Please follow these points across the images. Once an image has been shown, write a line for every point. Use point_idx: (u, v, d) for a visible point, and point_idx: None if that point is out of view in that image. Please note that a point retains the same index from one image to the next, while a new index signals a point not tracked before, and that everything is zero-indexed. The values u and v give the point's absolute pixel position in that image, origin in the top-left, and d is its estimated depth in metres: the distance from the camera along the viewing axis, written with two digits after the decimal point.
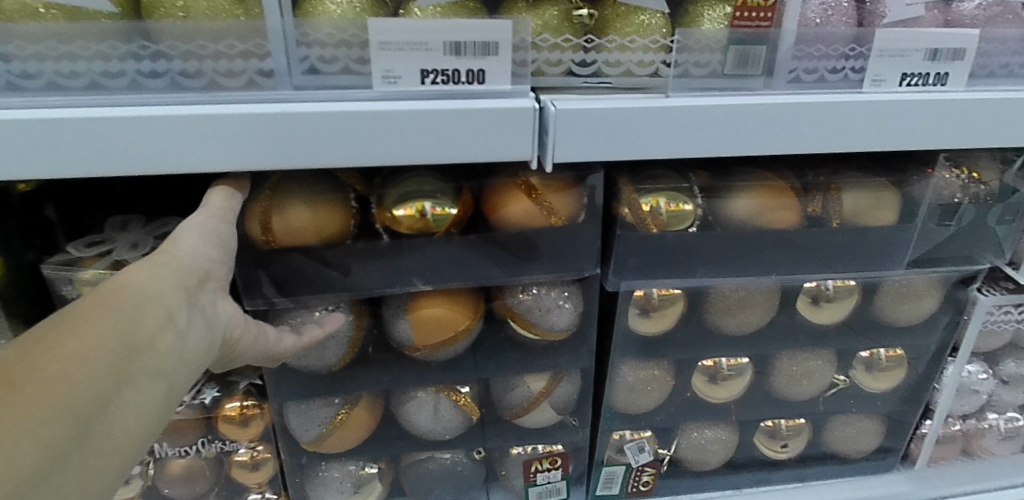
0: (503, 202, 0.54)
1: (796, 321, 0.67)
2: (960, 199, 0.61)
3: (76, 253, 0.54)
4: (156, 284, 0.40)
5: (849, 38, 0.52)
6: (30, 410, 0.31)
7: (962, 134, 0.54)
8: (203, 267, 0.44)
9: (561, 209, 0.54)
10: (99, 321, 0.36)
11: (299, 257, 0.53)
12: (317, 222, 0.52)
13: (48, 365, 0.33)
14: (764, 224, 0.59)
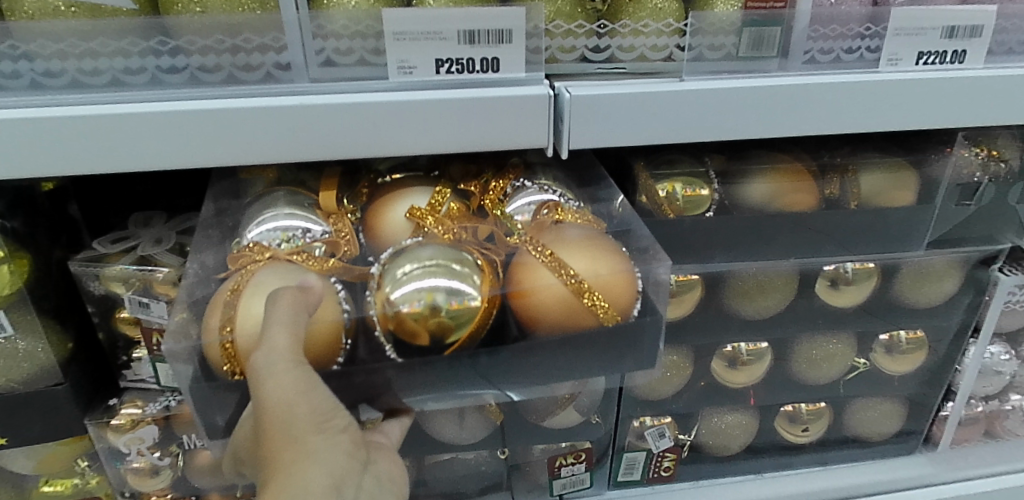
0: (540, 298, 0.46)
1: (815, 304, 0.66)
2: (981, 178, 0.61)
3: (102, 249, 0.55)
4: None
5: (864, 17, 0.51)
6: None
7: (981, 111, 0.53)
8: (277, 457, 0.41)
9: (612, 303, 0.47)
10: None
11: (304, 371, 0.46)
12: (315, 332, 0.45)
13: None
14: (780, 208, 0.59)
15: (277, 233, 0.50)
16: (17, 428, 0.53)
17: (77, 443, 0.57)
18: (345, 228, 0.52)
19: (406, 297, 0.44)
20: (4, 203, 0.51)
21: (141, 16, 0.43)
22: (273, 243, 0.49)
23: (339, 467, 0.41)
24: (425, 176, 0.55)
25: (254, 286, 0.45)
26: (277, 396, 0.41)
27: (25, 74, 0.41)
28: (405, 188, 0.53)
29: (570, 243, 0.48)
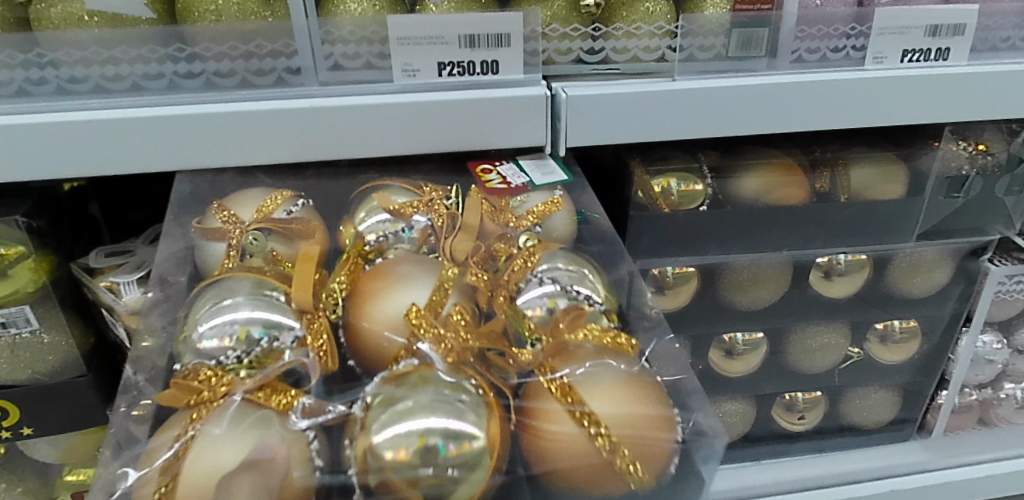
0: (557, 443, 0.40)
1: (808, 295, 0.68)
2: (967, 171, 0.63)
3: (95, 261, 0.57)
4: None
5: (849, 18, 0.53)
6: None
7: (964, 106, 0.55)
8: None
9: (641, 460, 0.40)
10: None
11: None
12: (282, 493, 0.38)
13: None
14: (774, 202, 0.61)
15: (236, 334, 0.43)
16: (43, 417, 0.56)
17: (100, 432, 0.58)
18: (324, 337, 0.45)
19: (390, 441, 0.37)
20: (29, 205, 0.52)
21: (159, 24, 0.45)
22: (229, 343, 0.42)
23: None
24: (425, 268, 0.48)
25: (200, 451, 0.38)
26: None
27: (52, 81, 0.44)
28: (401, 288, 0.46)
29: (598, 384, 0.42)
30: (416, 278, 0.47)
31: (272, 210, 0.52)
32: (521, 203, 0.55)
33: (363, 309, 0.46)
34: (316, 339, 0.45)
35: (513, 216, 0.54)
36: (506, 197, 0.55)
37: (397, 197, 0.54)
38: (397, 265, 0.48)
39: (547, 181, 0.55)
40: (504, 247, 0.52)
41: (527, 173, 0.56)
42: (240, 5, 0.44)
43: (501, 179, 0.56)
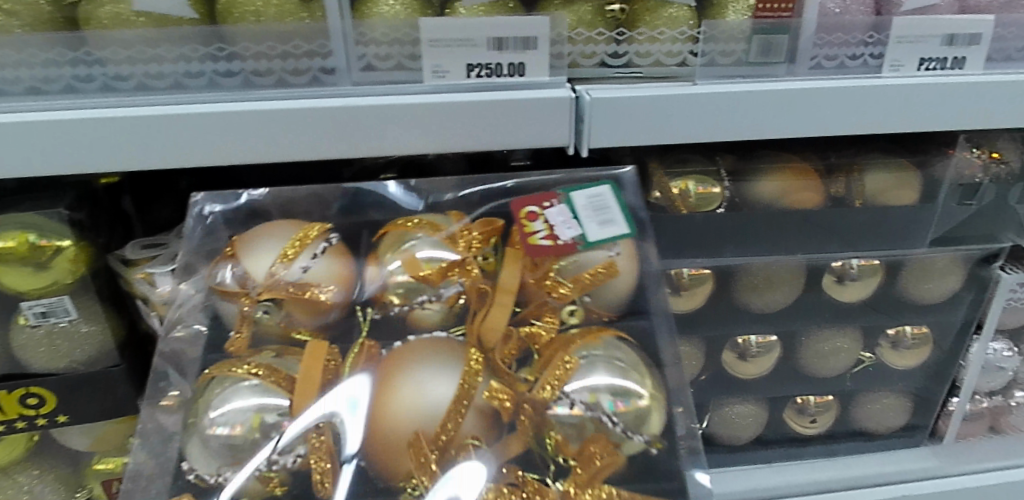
0: None
1: (822, 299, 0.69)
2: (981, 179, 0.64)
3: (132, 253, 0.59)
4: None
5: (867, 26, 0.55)
6: None
7: (978, 114, 0.57)
8: None
9: None
10: None
11: None
12: None
13: None
14: (789, 205, 0.62)
15: (246, 427, 0.44)
16: (77, 406, 0.57)
17: (130, 422, 0.61)
18: (328, 458, 0.45)
19: None
20: (72, 198, 0.53)
21: (201, 24, 0.47)
22: (242, 430, 0.44)
23: None
24: (446, 373, 0.46)
25: None
26: None
27: (98, 78, 0.45)
28: (410, 398, 0.45)
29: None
30: (428, 383, 0.46)
31: (286, 268, 0.50)
32: (574, 262, 0.52)
33: (374, 424, 0.45)
34: (319, 463, 0.44)
35: (557, 282, 0.52)
36: (554, 257, 0.52)
37: (431, 255, 0.51)
38: (415, 371, 0.46)
39: (601, 238, 0.53)
40: (546, 330, 0.51)
41: (581, 223, 0.53)
42: (279, 6, 0.46)
43: (549, 231, 0.53)
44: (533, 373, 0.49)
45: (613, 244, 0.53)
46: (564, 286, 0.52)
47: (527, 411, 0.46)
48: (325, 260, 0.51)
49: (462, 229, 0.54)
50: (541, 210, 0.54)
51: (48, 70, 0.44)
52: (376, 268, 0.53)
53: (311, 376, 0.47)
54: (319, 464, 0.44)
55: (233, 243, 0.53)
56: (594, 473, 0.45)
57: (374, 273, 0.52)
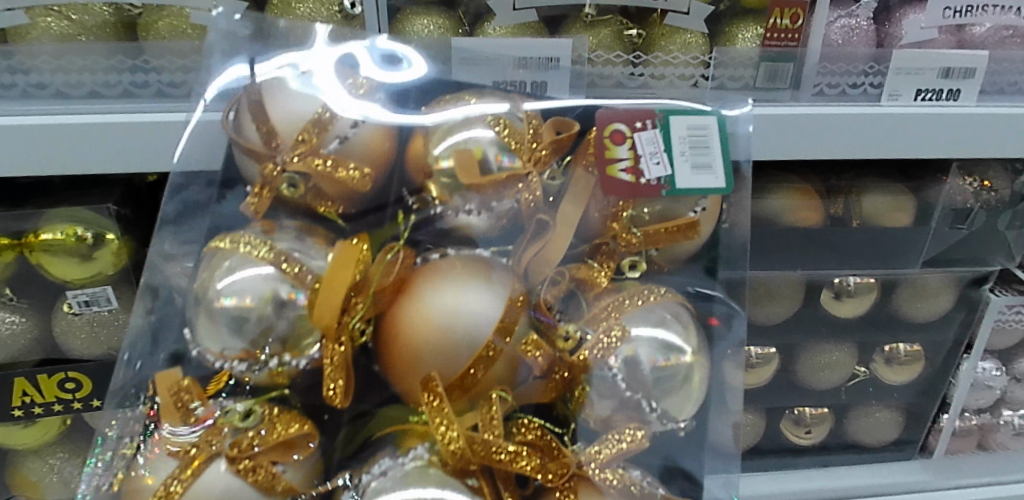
0: None
1: (818, 312, 0.71)
2: (972, 204, 0.67)
3: None
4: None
5: (868, 58, 0.58)
6: None
7: (968, 142, 0.60)
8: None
9: None
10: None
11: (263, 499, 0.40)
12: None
13: None
14: (791, 221, 0.65)
15: (258, 301, 0.39)
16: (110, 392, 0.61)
17: None
18: (343, 372, 0.41)
19: None
20: (119, 194, 0.57)
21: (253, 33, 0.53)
22: (251, 303, 0.39)
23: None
24: (489, 312, 0.41)
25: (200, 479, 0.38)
26: None
27: (154, 85, 0.51)
28: (442, 333, 0.40)
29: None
30: (466, 316, 0.40)
31: (319, 137, 0.43)
32: (648, 204, 0.47)
33: (397, 346, 0.41)
34: (331, 379, 0.41)
35: (626, 227, 0.47)
36: (631, 195, 0.47)
37: (493, 158, 0.44)
38: (455, 295, 0.41)
39: (690, 186, 0.48)
40: (601, 277, 0.47)
41: (671, 162, 0.48)
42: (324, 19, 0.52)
43: (633, 162, 0.47)
44: (576, 327, 0.44)
45: (698, 195, 0.48)
46: (632, 231, 0.47)
47: (559, 371, 0.44)
48: (368, 128, 0.44)
49: (533, 132, 0.46)
50: (630, 134, 0.48)
51: (110, 76, 0.49)
52: (419, 139, 0.46)
53: (336, 281, 0.41)
54: (331, 379, 0.41)
55: (258, 83, 0.45)
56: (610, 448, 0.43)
57: (417, 146, 0.45)
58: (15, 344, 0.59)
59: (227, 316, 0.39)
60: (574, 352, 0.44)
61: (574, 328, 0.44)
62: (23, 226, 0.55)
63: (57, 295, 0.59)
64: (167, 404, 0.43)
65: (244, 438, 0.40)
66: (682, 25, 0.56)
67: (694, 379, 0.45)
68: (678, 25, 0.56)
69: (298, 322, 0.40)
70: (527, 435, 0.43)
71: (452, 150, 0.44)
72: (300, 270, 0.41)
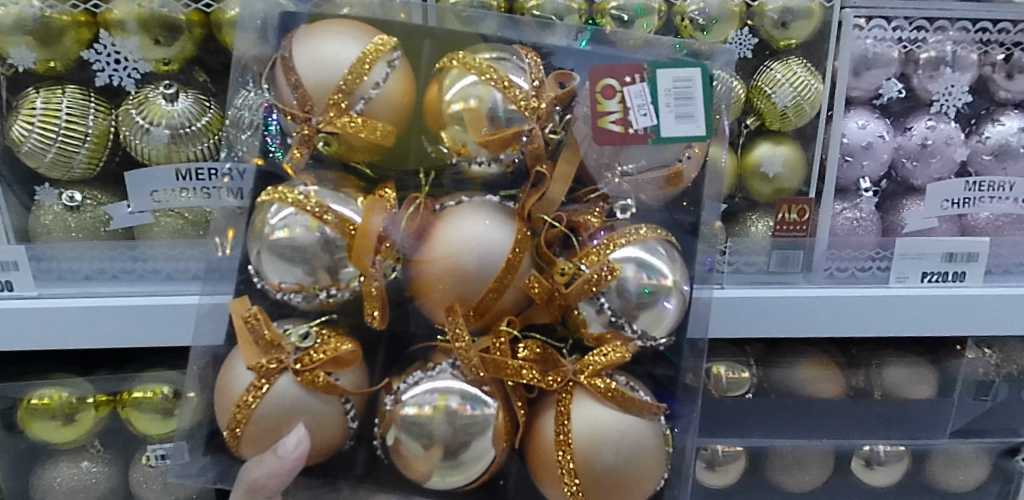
0: (538, 447, 0.45)
1: (852, 481, 0.73)
2: (995, 377, 0.70)
3: None
4: (280, 420, 0.44)
5: (874, 245, 0.64)
6: (263, 443, 0.44)
7: (979, 321, 0.64)
8: (270, 424, 0.44)
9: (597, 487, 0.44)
10: (263, 414, 0.44)
11: (326, 410, 0.45)
12: (326, 428, 0.45)
13: (264, 438, 0.44)
14: (814, 393, 0.69)
15: (308, 236, 0.43)
16: None
17: None
18: (380, 301, 0.46)
19: (413, 398, 0.44)
20: None
21: None
22: (298, 234, 0.43)
23: (320, 420, 0.45)
24: (494, 245, 0.43)
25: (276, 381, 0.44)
26: (261, 417, 0.44)
27: None
28: (461, 255, 0.43)
29: (591, 421, 0.44)
30: (479, 242, 0.43)
31: (347, 98, 0.44)
32: (637, 153, 0.48)
33: (424, 282, 0.44)
34: (370, 309, 0.46)
35: (613, 176, 0.50)
36: (620, 148, 0.48)
37: (500, 111, 0.44)
38: (467, 236, 0.43)
39: (673, 136, 0.47)
40: (594, 218, 0.49)
41: (658, 113, 0.47)
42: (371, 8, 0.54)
43: (623, 115, 0.47)
44: (571, 265, 0.45)
45: (684, 144, 0.48)
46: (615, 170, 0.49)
47: (562, 299, 0.45)
48: (389, 88, 0.46)
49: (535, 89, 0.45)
50: (621, 87, 0.47)
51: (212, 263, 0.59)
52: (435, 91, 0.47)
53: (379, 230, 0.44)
54: (370, 308, 0.46)
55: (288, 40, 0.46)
56: (594, 361, 0.45)
57: (432, 104, 0.46)
58: (98, 491, 0.66)
59: (278, 242, 0.43)
60: (571, 285, 0.44)
61: (568, 263, 0.45)
62: (121, 386, 0.64)
63: (140, 448, 0.66)
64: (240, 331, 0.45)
65: (307, 357, 0.44)
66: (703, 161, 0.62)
67: (676, 309, 0.46)
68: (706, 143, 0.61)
69: (337, 266, 0.44)
70: (534, 349, 0.46)
71: (462, 94, 0.44)
72: (340, 219, 0.43)
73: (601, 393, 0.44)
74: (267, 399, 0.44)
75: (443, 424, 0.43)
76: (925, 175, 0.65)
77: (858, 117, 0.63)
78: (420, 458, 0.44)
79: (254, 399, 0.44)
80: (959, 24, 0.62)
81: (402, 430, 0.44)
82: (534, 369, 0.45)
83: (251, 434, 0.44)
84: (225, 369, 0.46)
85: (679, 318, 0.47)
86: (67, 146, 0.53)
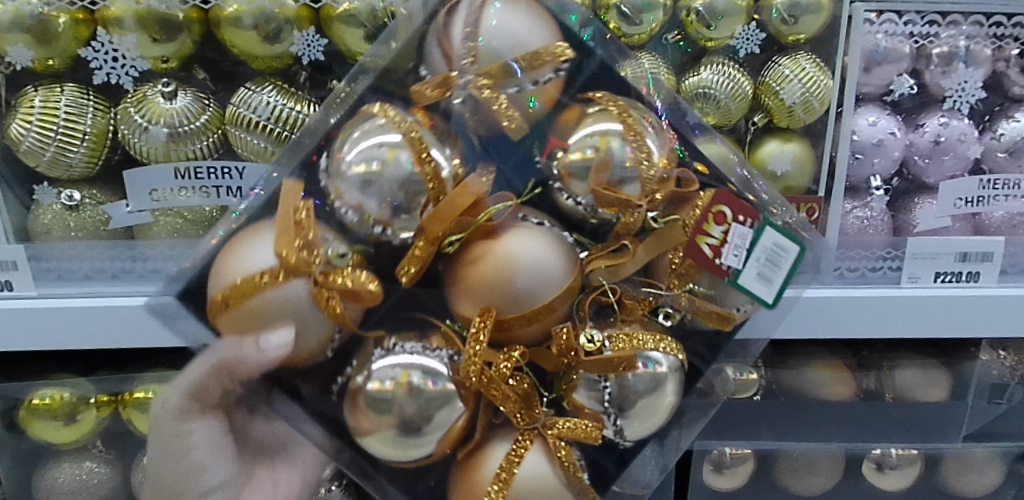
0: (476, 472, 0.44)
1: (862, 485, 0.72)
2: (1010, 380, 0.68)
3: None
4: (268, 311, 0.41)
5: (885, 244, 0.63)
6: (244, 324, 0.42)
7: (993, 322, 0.62)
8: (258, 310, 0.41)
9: None
10: (260, 299, 0.41)
11: (315, 327, 0.42)
12: (303, 344, 0.43)
13: (246, 319, 0.42)
14: (823, 395, 0.68)
15: (388, 169, 0.40)
16: None
17: None
18: (418, 268, 0.43)
19: (382, 368, 0.43)
20: None
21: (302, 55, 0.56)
22: (378, 165, 0.40)
23: (305, 334, 0.42)
24: (546, 285, 0.42)
25: (290, 279, 0.41)
26: (258, 298, 0.41)
27: None
28: (518, 268, 0.42)
29: (532, 476, 0.44)
30: (535, 267, 0.42)
31: (502, 79, 0.43)
32: (706, 279, 0.46)
33: (473, 271, 0.42)
34: (405, 269, 0.43)
35: (681, 288, 0.46)
36: (698, 267, 0.45)
37: (618, 160, 0.43)
38: (528, 252, 0.42)
39: (747, 288, 0.46)
40: (637, 309, 0.47)
41: (747, 260, 0.45)
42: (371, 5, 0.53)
43: (719, 244, 0.45)
44: (601, 339, 0.43)
45: (747, 300, 0.46)
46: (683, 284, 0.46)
47: (572, 360, 0.43)
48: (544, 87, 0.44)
49: (663, 177, 0.44)
50: (731, 220, 0.45)
51: None
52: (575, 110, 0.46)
53: (456, 202, 0.42)
54: (407, 266, 0.43)
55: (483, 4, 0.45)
56: (570, 430, 0.44)
57: (570, 121, 0.46)
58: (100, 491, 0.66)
59: (357, 174, 0.40)
60: (590, 354, 0.43)
61: (598, 334, 0.43)
62: (123, 387, 0.64)
63: (140, 449, 0.66)
64: (286, 215, 0.43)
65: (331, 273, 0.42)
66: None
67: (659, 418, 0.46)
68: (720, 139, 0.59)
69: (409, 214, 0.41)
70: (524, 384, 0.43)
71: (584, 141, 0.44)
72: (433, 168, 0.41)
73: (558, 454, 0.44)
74: (273, 288, 0.41)
75: (408, 400, 0.42)
76: (938, 174, 0.64)
77: (868, 114, 0.62)
78: (372, 421, 0.43)
79: (264, 279, 0.41)
80: (973, 18, 0.61)
81: (367, 395, 0.42)
82: (519, 407, 0.43)
83: (239, 306, 0.41)
84: (255, 236, 0.43)
85: (655, 427, 0.47)
86: (66, 146, 0.53)
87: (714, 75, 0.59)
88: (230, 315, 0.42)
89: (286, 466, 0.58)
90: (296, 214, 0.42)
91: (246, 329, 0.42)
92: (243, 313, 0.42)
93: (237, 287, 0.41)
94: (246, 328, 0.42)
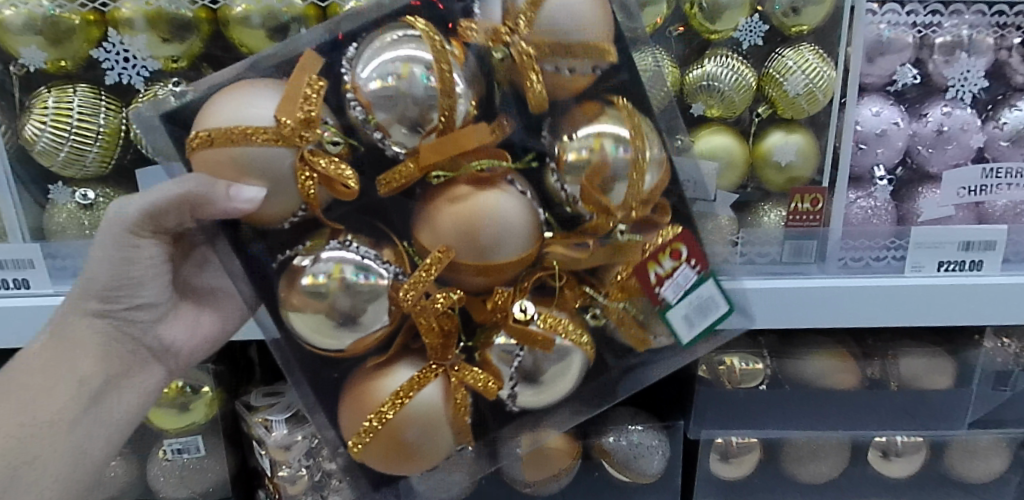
0: (377, 384, 0.46)
1: (867, 472, 0.73)
2: (1015, 367, 0.68)
3: (254, 401, 0.68)
4: (246, 168, 0.41)
5: (889, 234, 0.63)
6: (221, 169, 0.42)
7: (997, 309, 0.63)
8: (238, 163, 0.41)
9: (363, 444, 0.47)
10: (243, 154, 0.41)
11: (286, 197, 0.43)
12: (267, 209, 0.43)
13: (223, 165, 0.41)
14: (828, 384, 0.68)
15: (398, 86, 0.41)
16: None
17: None
18: (400, 185, 0.44)
19: (327, 258, 0.44)
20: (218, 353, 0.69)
21: None
22: (391, 80, 0.41)
23: (274, 202, 0.43)
24: (504, 243, 0.44)
25: (278, 145, 0.41)
26: (243, 153, 0.41)
27: None
28: (484, 216, 0.43)
29: (424, 407, 0.46)
30: (504, 223, 0.43)
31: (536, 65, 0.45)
32: (637, 301, 0.49)
33: (443, 207, 0.44)
34: (393, 175, 0.44)
35: (615, 299, 0.49)
36: (637, 288, 0.48)
37: (611, 164, 0.45)
38: (503, 206, 0.44)
39: (671, 320, 0.50)
40: (565, 295, 0.49)
41: (682, 298, 0.49)
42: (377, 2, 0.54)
43: (664, 276, 0.48)
44: (530, 309, 0.47)
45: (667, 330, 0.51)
46: (622, 297, 0.49)
47: (500, 319, 0.47)
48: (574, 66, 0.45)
49: (647, 195, 0.47)
50: (683, 260, 0.49)
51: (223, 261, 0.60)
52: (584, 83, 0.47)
53: (460, 143, 0.43)
54: (394, 177, 0.44)
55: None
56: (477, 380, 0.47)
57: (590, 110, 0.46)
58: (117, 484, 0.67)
59: (371, 89, 0.41)
60: (517, 322, 0.46)
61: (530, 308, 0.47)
62: None
63: (155, 442, 0.67)
64: (298, 83, 0.42)
65: (320, 156, 0.42)
66: (715, 134, 0.61)
67: (552, 395, 0.49)
68: (718, 130, 0.61)
69: (415, 131, 0.42)
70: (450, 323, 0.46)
71: (588, 139, 0.45)
72: (447, 94, 0.42)
73: (455, 396, 0.46)
74: (262, 147, 0.41)
75: (341, 294, 0.43)
76: (941, 162, 0.64)
77: (871, 105, 0.63)
78: (304, 307, 0.44)
79: (256, 135, 0.41)
80: (976, 7, 0.61)
81: (306, 284, 0.43)
82: (441, 343, 0.46)
83: (222, 149, 0.41)
84: (259, 91, 0.42)
85: (551, 399, 0.49)
86: (80, 145, 0.54)
87: (719, 67, 0.59)
88: (208, 153, 0.42)
89: (208, 305, 0.60)
90: (310, 87, 0.42)
91: (220, 175, 0.42)
92: (221, 160, 0.41)
93: (224, 133, 0.41)
94: (219, 173, 0.42)
